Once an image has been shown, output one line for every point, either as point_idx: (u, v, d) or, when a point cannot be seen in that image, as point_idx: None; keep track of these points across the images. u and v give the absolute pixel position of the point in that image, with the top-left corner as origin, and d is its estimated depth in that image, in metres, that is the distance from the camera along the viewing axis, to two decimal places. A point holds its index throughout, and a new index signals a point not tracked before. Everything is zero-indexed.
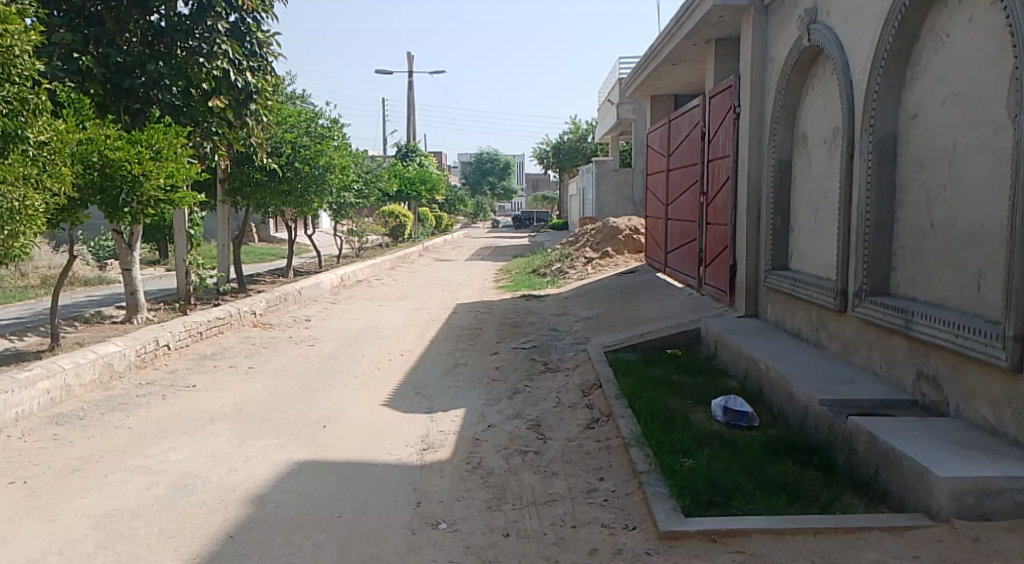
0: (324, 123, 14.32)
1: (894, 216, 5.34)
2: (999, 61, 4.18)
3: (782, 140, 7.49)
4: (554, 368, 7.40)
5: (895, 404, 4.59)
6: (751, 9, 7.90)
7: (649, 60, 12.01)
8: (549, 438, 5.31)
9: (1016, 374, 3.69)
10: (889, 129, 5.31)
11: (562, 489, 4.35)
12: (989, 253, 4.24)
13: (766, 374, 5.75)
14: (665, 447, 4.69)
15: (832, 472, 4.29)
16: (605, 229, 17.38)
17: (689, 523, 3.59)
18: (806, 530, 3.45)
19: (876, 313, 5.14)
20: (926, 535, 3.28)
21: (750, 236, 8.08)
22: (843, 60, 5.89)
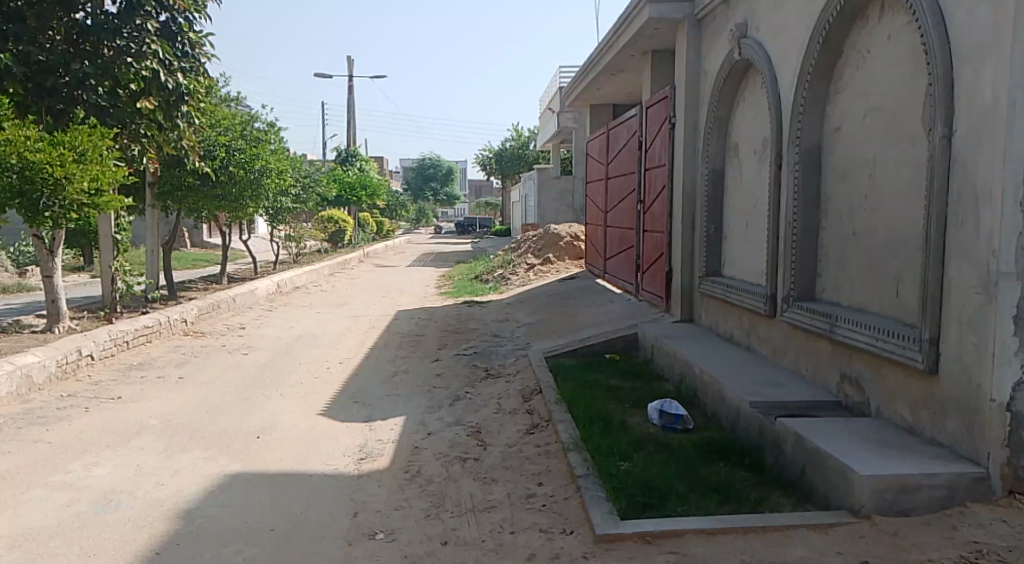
0: (260, 126, 14.06)
1: (819, 224, 5.55)
2: (915, 77, 4.38)
3: (716, 150, 7.70)
4: (495, 375, 7.41)
5: (821, 405, 4.76)
6: (686, 23, 8.10)
7: (588, 70, 12.19)
8: (489, 444, 5.32)
9: (932, 375, 3.87)
10: (814, 141, 5.53)
11: (501, 495, 4.36)
12: (907, 260, 4.44)
13: (700, 378, 5.89)
14: (602, 451, 4.76)
15: (762, 472, 4.42)
16: (547, 236, 17.53)
17: (625, 525, 3.65)
18: (736, 530, 3.55)
19: (803, 318, 5.32)
20: (849, 531, 3.41)
21: (685, 243, 8.27)
22: (772, 74, 6.10)
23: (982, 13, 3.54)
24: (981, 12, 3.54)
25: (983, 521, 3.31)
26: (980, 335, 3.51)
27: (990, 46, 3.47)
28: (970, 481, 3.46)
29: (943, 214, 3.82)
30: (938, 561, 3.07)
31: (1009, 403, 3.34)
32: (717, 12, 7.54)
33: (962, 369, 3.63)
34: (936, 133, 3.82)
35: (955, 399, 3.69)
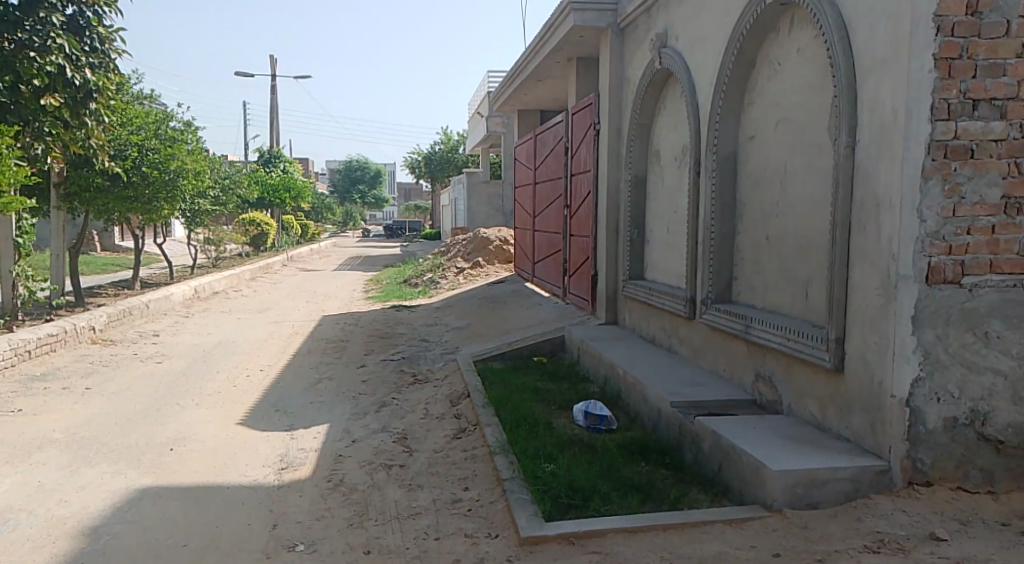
0: (176, 125, 13.58)
1: (735, 229, 5.74)
2: (823, 88, 4.59)
3: (639, 157, 7.88)
4: (422, 380, 7.36)
5: (737, 403, 4.92)
6: (610, 31, 8.26)
7: (515, 75, 12.26)
8: (415, 450, 5.28)
9: (838, 373, 4.05)
10: (730, 149, 5.71)
11: (426, 502, 4.33)
12: (815, 263, 4.64)
13: (623, 379, 6.00)
14: (527, 454, 4.78)
15: (682, 470, 4.54)
16: (477, 240, 17.52)
17: (549, 527, 3.67)
18: (656, 527, 3.62)
19: (720, 319, 5.49)
20: (762, 525, 3.53)
21: (609, 248, 8.41)
22: (690, 83, 6.29)
23: (881, 29, 3.74)
24: (881, 28, 3.74)
25: (885, 512, 3.48)
26: (881, 335, 3.69)
27: (889, 61, 3.66)
28: (873, 474, 3.64)
29: (847, 219, 4.00)
30: (844, 551, 3.21)
31: (907, 398, 3.54)
32: (639, 22, 7.72)
33: (866, 366, 3.82)
34: (841, 143, 4.00)
35: (859, 396, 3.88)
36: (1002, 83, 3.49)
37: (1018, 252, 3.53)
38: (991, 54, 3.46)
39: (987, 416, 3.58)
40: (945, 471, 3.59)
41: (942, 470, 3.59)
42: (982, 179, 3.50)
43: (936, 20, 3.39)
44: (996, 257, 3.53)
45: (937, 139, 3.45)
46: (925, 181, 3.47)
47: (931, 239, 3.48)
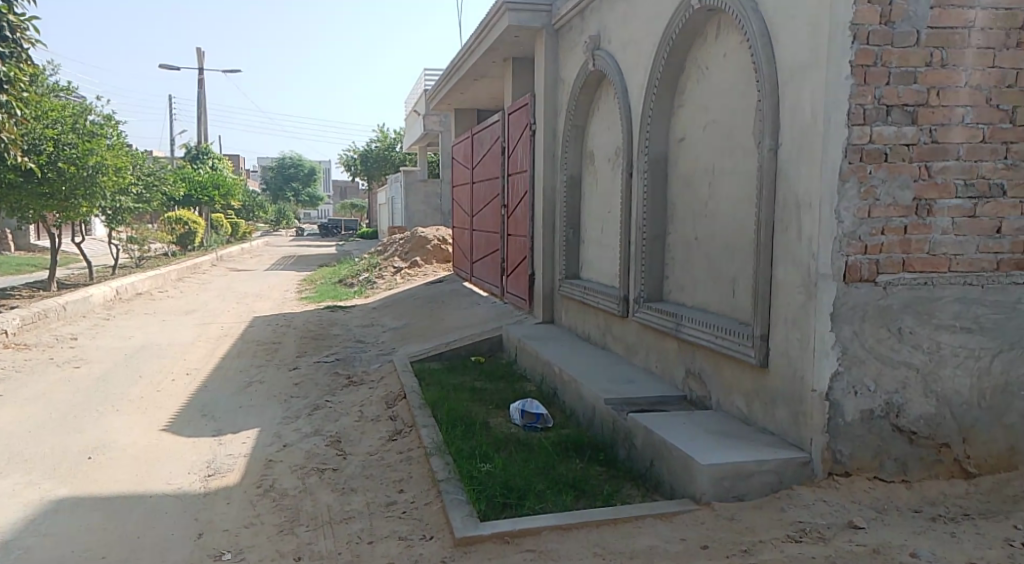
0: (95, 119, 13.02)
1: (666, 229, 5.86)
2: (749, 93, 4.73)
3: (573, 157, 7.96)
4: (357, 381, 7.27)
5: (668, 399, 5.03)
6: (544, 32, 8.32)
7: (451, 74, 12.21)
8: (349, 454, 5.21)
9: (763, 369, 4.18)
10: (661, 150, 5.82)
11: (360, 505, 4.28)
12: (741, 262, 4.79)
13: (559, 377, 6.06)
14: (463, 454, 4.77)
15: (615, 466, 4.61)
16: (414, 239, 17.37)
17: (483, 526, 3.67)
18: (589, 523, 3.67)
19: (652, 317, 5.60)
20: (691, 518, 3.62)
21: (546, 248, 8.47)
22: (623, 85, 6.38)
23: (802, 36, 3.87)
24: (801, 35, 3.87)
25: (807, 501, 3.61)
26: (803, 331, 3.82)
27: (809, 68, 3.79)
28: (795, 466, 3.77)
29: (770, 220, 4.13)
30: (768, 541, 3.31)
31: (827, 392, 3.69)
32: (573, 23, 7.80)
33: (789, 362, 3.95)
34: (764, 146, 4.12)
35: (783, 390, 4.01)
36: (913, 90, 3.60)
37: (929, 252, 3.68)
38: (903, 62, 3.58)
39: (901, 409, 3.73)
40: (863, 461, 3.74)
41: (860, 460, 3.74)
42: (895, 182, 3.63)
43: (853, 29, 3.53)
44: (909, 257, 3.67)
45: (853, 143, 3.59)
46: (842, 183, 3.61)
47: (849, 239, 3.63)
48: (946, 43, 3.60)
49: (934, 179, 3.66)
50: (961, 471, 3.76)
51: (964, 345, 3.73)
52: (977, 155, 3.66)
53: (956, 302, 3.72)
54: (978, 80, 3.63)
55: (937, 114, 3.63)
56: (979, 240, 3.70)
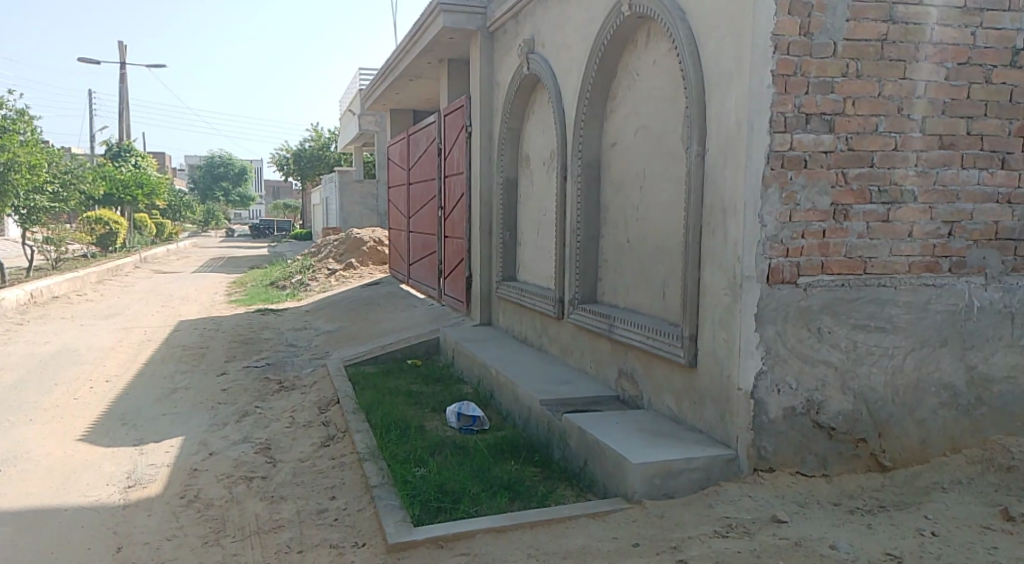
0: (8, 113, 12.43)
1: (599, 232, 5.95)
2: (678, 99, 4.85)
3: (509, 160, 7.99)
4: (289, 386, 7.13)
5: (601, 400, 5.10)
6: (479, 35, 8.33)
7: (385, 74, 12.10)
8: (279, 461, 5.09)
9: (692, 368, 4.29)
10: (594, 154, 5.90)
11: (289, 513, 4.20)
12: (671, 264, 4.90)
13: (495, 379, 6.08)
14: (398, 458, 4.73)
15: (550, 466, 4.65)
16: (349, 240, 17.12)
17: (417, 532, 3.64)
18: (523, 525, 3.69)
19: (586, 319, 5.67)
20: (623, 517, 3.68)
21: (482, 250, 8.48)
22: (556, 89, 6.44)
23: (727, 45, 3.98)
24: (726, 44, 3.99)
25: (733, 497, 3.71)
26: (729, 331, 3.94)
27: (733, 77, 3.91)
28: (723, 463, 3.88)
29: (698, 224, 4.24)
30: (696, 536, 3.39)
31: (752, 390, 3.81)
32: (507, 26, 7.84)
33: (715, 362, 4.07)
34: (692, 152, 4.22)
35: (710, 389, 4.13)
36: (830, 99, 3.75)
37: (846, 254, 3.83)
38: (821, 72, 3.72)
39: (820, 405, 3.88)
40: (786, 457, 3.87)
41: (783, 456, 3.87)
42: (814, 188, 3.77)
43: (773, 39, 3.67)
44: (827, 259, 3.82)
45: (775, 150, 3.73)
46: (765, 188, 3.74)
47: (771, 243, 3.76)
48: (860, 54, 3.75)
49: (850, 185, 3.81)
50: (877, 464, 3.93)
51: (878, 344, 3.91)
52: (889, 162, 3.83)
53: (871, 303, 3.89)
54: (890, 90, 3.79)
55: (852, 123, 3.78)
56: (892, 244, 3.87)
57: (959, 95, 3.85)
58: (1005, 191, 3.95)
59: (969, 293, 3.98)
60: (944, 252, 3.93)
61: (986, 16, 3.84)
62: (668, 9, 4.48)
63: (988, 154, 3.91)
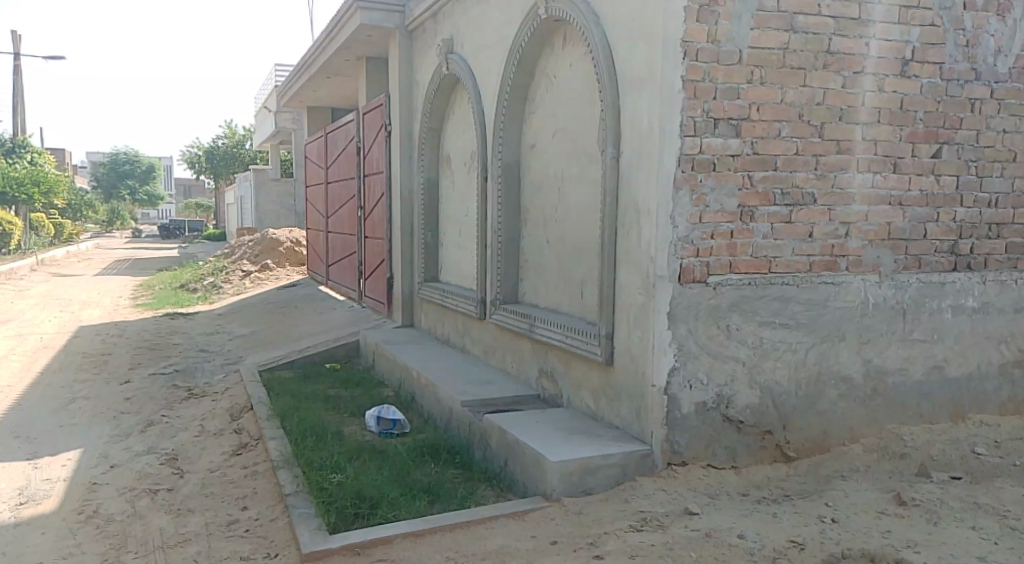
0: None
1: (520, 232, 5.99)
2: (594, 102, 4.93)
3: (430, 160, 7.95)
4: (199, 393, 6.88)
5: (522, 400, 5.14)
6: (397, 33, 8.25)
7: (301, 71, 11.85)
8: (187, 472, 4.90)
9: (609, 366, 4.37)
10: (514, 154, 5.93)
11: (197, 526, 4.05)
12: (589, 264, 4.98)
13: (416, 382, 6.03)
14: (315, 464, 4.62)
15: (470, 467, 4.64)
16: (265, 240, 16.65)
17: (332, 539, 3.57)
18: (442, 528, 3.67)
19: (507, 319, 5.70)
20: (541, 516, 3.71)
21: (403, 250, 8.39)
22: (476, 89, 6.44)
23: (639, 51, 4.07)
24: (639, 49, 4.08)
25: (649, 491, 3.79)
26: (643, 330, 4.03)
27: (646, 81, 4.00)
28: (639, 458, 3.96)
29: (613, 225, 4.31)
30: (613, 532, 3.45)
31: (665, 386, 3.92)
32: (426, 25, 7.79)
33: (631, 359, 4.15)
34: (607, 154, 4.30)
35: (626, 386, 4.21)
36: (736, 104, 3.88)
37: (752, 254, 3.98)
38: (727, 79, 3.85)
39: (730, 400, 4.02)
40: (698, 451, 3.99)
41: (696, 449, 3.98)
42: (722, 190, 3.90)
43: (683, 45, 3.77)
44: (735, 259, 3.96)
45: (686, 153, 3.84)
46: (676, 190, 3.85)
47: (682, 243, 3.87)
48: (763, 62, 3.90)
49: (756, 188, 3.96)
50: (783, 455, 4.10)
51: (783, 340, 4.08)
52: (791, 165, 3.99)
53: (776, 301, 4.05)
54: (791, 97, 3.96)
55: (757, 127, 3.93)
56: (794, 244, 4.05)
57: (855, 103, 4.05)
58: (897, 194, 4.18)
59: (865, 291, 4.19)
60: (842, 252, 4.13)
61: (878, 28, 4.05)
62: (583, 13, 4.54)
63: (881, 158, 4.13)
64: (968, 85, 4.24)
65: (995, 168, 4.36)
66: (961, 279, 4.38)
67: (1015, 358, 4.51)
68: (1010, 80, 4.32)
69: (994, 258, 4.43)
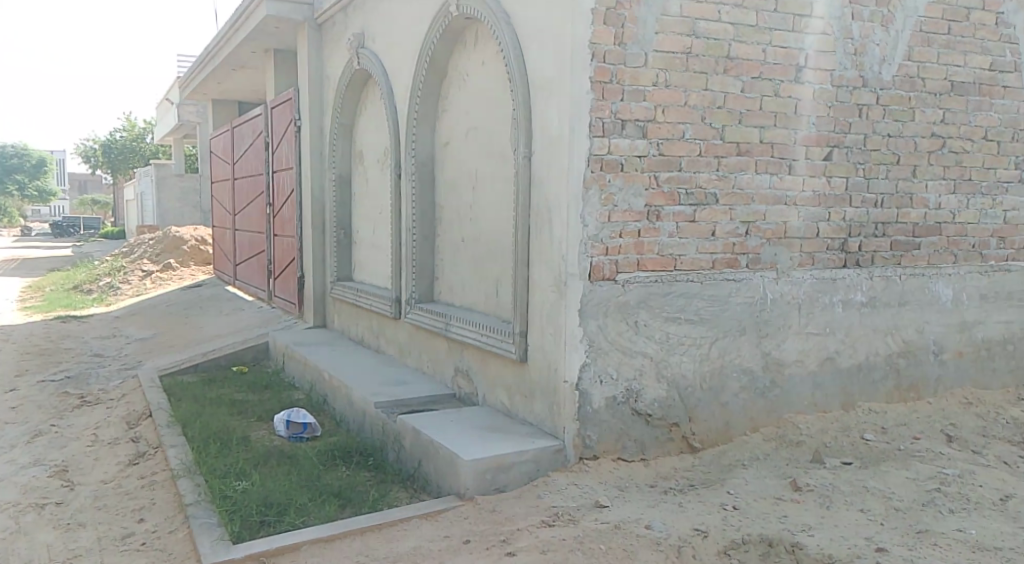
0: None
1: (435, 231, 5.95)
2: (507, 101, 4.95)
3: (341, 157, 7.79)
4: (94, 401, 6.53)
5: (437, 399, 5.12)
6: (306, 26, 8.04)
7: (206, 62, 11.39)
8: (78, 484, 4.64)
9: (523, 364, 4.40)
10: (427, 153, 5.89)
11: (89, 541, 3.84)
12: (504, 262, 5.00)
13: (329, 384, 5.91)
14: (219, 471, 4.46)
15: (383, 469, 4.59)
16: (167, 239, 15.96)
17: (236, 549, 3.45)
18: (352, 533, 3.61)
19: (422, 318, 5.65)
20: (453, 516, 3.70)
21: (314, 249, 8.20)
22: (388, 86, 6.36)
23: (549, 51, 4.11)
24: (549, 49, 4.12)
25: (561, 486, 3.85)
26: (555, 327, 4.08)
27: (555, 82, 4.04)
28: (551, 454, 4.01)
29: (526, 224, 4.34)
30: (525, 528, 3.48)
31: (577, 382, 3.97)
32: (336, 19, 7.63)
33: (544, 357, 4.20)
34: (519, 154, 4.32)
35: (539, 383, 4.25)
36: (643, 106, 3.98)
37: (658, 252, 4.10)
38: (634, 81, 3.94)
39: (639, 394, 4.12)
40: (609, 445, 4.07)
41: (606, 443, 4.07)
42: (630, 190, 3.99)
43: (591, 47, 3.84)
44: (642, 257, 4.07)
45: (594, 154, 3.91)
46: (586, 190, 3.90)
47: (592, 242, 3.94)
48: (668, 66, 4.01)
49: (661, 188, 4.07)
50: (688, 446, 4.24)
51: (688, 335, 4.22)
52: (695, 166, 4.13)
53: (681, 297, 4.18)
54: (694, 101, 4.09)
55: (663, 129, 4.04)
56: (698, 242, 4.18)
57: (753, 107, 4.22)
58: (793, 194, 4.39)
59: (764, 287, 4.38)
60: (742, 250, 4.30)
61: (774, 35, 4.23)
62: (494, 12, 4.55)
63: (778, 160, 4.32)
64: (856, 92, 4.49)
65: (880, 170, 4.63)
66: (851, 275, 4.63)
67: (900, 348, 4.80)
68: (893, 87, 4.59)
69: (880, 256, 4.71)
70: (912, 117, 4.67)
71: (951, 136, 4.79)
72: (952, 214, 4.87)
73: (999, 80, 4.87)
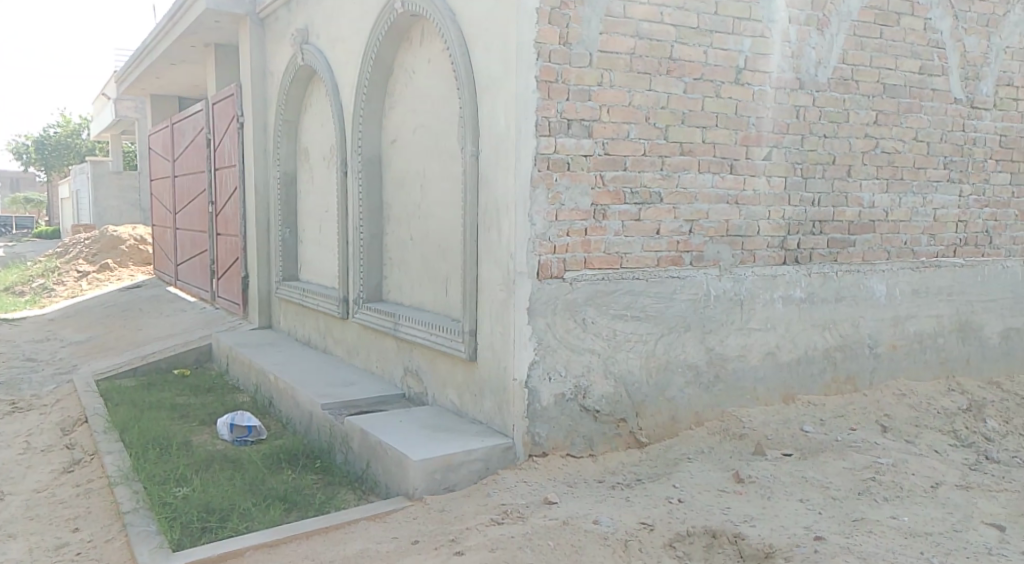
0: None
1: (383, 229, 5.89)
2: (454, 99, 4.94)
3: (286, 155, 7.66)
4: (26, 407, 6.28)
5: (386, 400, 5.08)
6: (248, 21, 7.86)
7: (143, 57, 11.05)
8: (8, 494, 4.46)
9: (472, 362, 4.39)
10: (374, 151, 5.83)
11: (20, 553, 3.70)
12: (453, 260, 4.99)
13: (275, 386, 5.81)
14: (159, 476, 4.34)
15: (331, 471, 4.53)
16: (105, 237, 15.45)
17: (177, 557, 3.37)
18: (297, 537, 3.55)
19: (370, 318, 5.60)
20: (402, 516, 3.68)
21: (259, 248, 8.04)
22: (333, 82, 6.27)
23: (495, 50, 4.11)
24: (495, 48, 4.12)
25: (510, 484, 3.86)
26: (504, 326, 4.08)
27: (501, 80, 4.04)
28: (500, 452, 4.02)
29: (475, 222, 4.34)
30: (474, 526, 3.48)
31: (526, 380, 3.99)
32: (279, 14, 7.49)
33: (493, 355, 4.20)
34: (467, 152, 4.31)
35: (489, 382, 4.25)
36: (588, 106, 4.01)
37: (605, 251, 4.14)
38: (579, 80, 3.98)
39: (586, 391, 4.16)
40: (557, 441, 4.10)
41: (555, 440, 4.09)
42: (576, 189, 4.03)
43: (536, 47, 3.85)
44: (589, 256, 4.11)
45: (541, 153, 3.93)
46: (533, 189, 3.92)
47: (540, 241, 3.96)
48: (612, 66, 4.05)
49: (607, 187, 4.11)
50: (636, 441, 4.30)
51: (634, 332, 4.28)
52: (640, 166, 4.19)
53: (627, 295, 4.23)
54: (638, 101, 4.14)
55: (608, 129, 4.08)
56: (643, 241, 4.25)
57: (695, 107, 4.30)
58: (734, 193, 4.49)
59: (707, 284, 4.47)
60: (686, 247, 4.38)
61: (715, 37, 4.32)
62: (440, 10, 4.53)
63: (719, 160, 4.41)
64: (794, 93, 4.61)
65: (817, 169, 4.76)
66: (790, 271, 4.76)
67: (837, 343, 4.96)
68: (829, 89, 4.73)
69: (817, 253, 4.85)
70: (847, 118, 4.82)
71: (883, 136, 4.96)
72: (885, 212, 5.04)
73: (927, 83, 5.07)
